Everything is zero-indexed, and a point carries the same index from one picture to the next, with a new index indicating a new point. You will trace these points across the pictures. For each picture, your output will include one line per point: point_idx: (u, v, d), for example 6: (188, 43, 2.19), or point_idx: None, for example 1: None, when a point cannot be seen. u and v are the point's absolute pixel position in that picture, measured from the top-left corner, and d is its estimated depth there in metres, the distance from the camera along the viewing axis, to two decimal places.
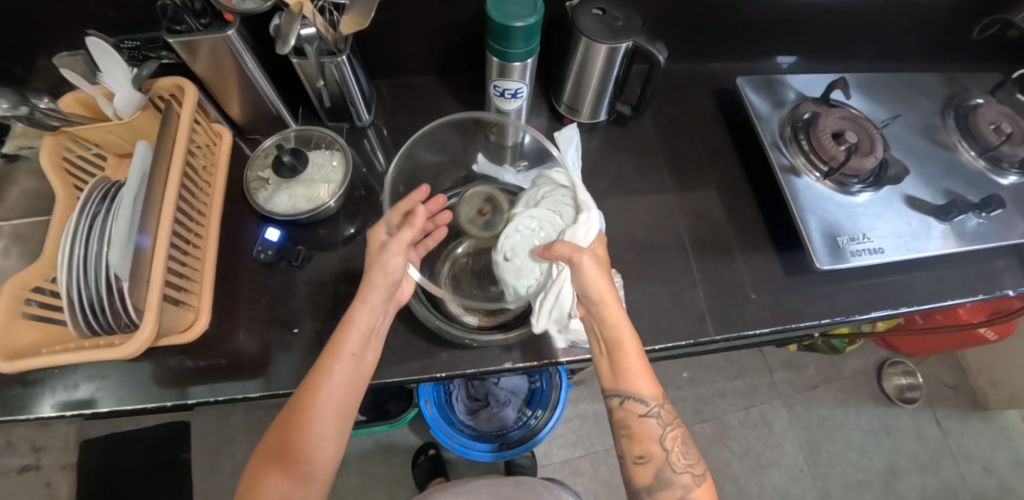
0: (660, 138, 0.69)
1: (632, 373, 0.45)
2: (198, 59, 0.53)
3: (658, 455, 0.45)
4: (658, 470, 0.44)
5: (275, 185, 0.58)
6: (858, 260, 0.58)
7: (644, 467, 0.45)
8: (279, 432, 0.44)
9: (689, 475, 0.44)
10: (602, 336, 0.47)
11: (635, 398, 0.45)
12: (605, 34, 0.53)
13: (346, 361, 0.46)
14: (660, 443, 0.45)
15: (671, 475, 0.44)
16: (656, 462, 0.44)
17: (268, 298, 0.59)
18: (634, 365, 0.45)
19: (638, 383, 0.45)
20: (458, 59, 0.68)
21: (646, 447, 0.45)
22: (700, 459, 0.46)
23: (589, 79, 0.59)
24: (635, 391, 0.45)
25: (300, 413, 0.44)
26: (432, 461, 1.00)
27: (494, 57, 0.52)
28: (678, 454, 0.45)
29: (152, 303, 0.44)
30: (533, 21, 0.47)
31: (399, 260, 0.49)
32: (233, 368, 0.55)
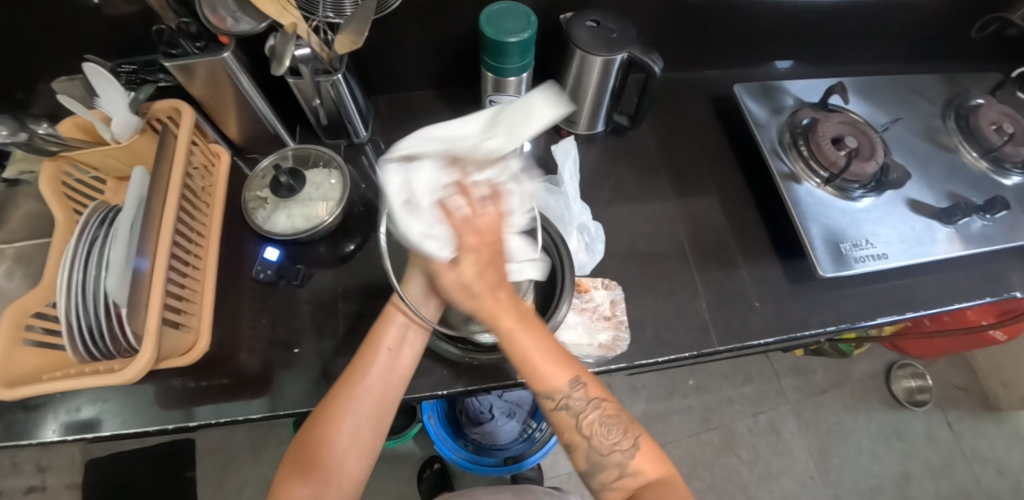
0: (658, 148, 0.69)
1: (535, 361, 0.39)
2: (195, 81, 0.53)
3: (580, 442, 0.40)
4: (586, 455, 0.40)
5: (273, 204, 0.57)
6: (862, 266, 0.57)
7: (574, 450, 0.41)
8: (311, 431, 0.43)
9: (620, 452, 0.40)
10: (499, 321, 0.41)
11: (543, 397, 0.40)
12: (600, 46, 0.53)
13: (384, 355, 0.45)
14: (580, 432, 0.40)
15: (601, 458, 0.40)
16: (579, 447, 0.40)
17: (268, 318, 0.59)
18: (542, 362, 0.39)
19: (542, 375, 0.39)
20: (454, 74, 0.68)
21: (568, 437, 0.41)
22: (630, 416, 0.41)
23: (585, 91, 0.59)
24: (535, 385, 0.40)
25: (336, 415, 0.43)
26: (438, 474, 1.00)
27: (489, 72, 0.52)
28: (599, 431, 0.40)
29: (151, 330, 0.44)
30: (527, 36, 0.47)
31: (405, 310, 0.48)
32: (234, 388, 0.55)
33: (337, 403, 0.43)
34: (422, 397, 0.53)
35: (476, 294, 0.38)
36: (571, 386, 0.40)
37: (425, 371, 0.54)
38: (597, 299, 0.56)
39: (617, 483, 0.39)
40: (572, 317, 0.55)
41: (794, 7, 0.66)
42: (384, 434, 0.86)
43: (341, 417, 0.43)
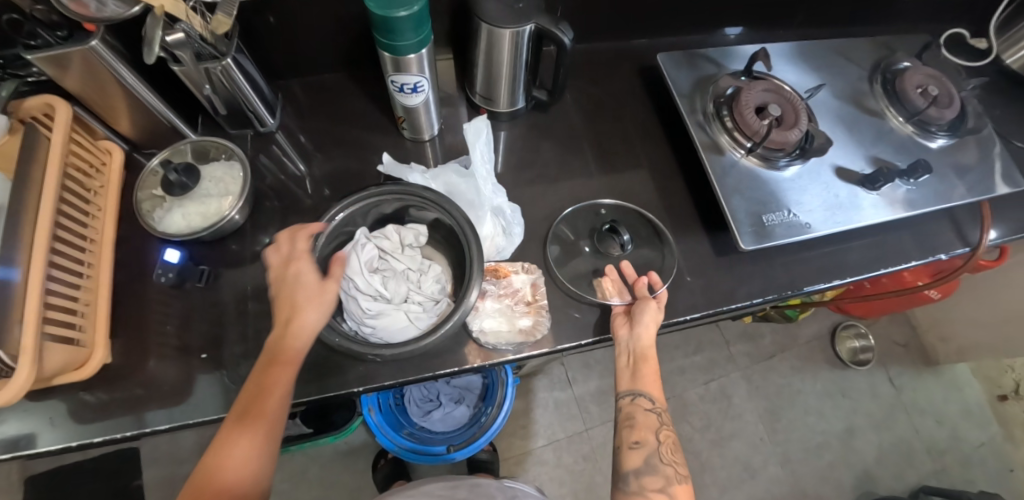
0: (585, 123, 0.66)
1: (651, 372, 0.49)
2: (69, 73, 0.48)
3: (652, 442, 0.46)
4: (648, 455, 0.45)
5: (169, 203, 0.53)
6: (783, 237, 0.57)
7: (637, 452, 0.46)
8: (246, 399, 0.42)
9: (676, 470, 0.45)
10: (630, 350, 0.50)
11: (644, 395, 0.48)
12: (506, 18, 0.50)
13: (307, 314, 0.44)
14: (657, 434, 0.46)
15: (658, 462, 0.45)
16: (649, 447, 0.45)
17: (176, 323, 0.55)
18: (650, 372, 0.49)
19: (652, 384, 0.49)
20: (366, 52, 0.64)
21: (642, 433, 0.46)
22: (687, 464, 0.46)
23: (499, 66, 0.56)
24: (646, 388, 0.48)
25: (268, 379, 0.42)
26: (391, 463, 0.99)
27: (384, 52, 0.48)
28: (669, 444, 0.47)
29: (27, 344, 0.41)
30: (418, 9, 0.44)
31: (308, 318, 0.44)
32: (143, 399, 0.52)
33: (275, 366, 0.43)
34: (338, 395, 0.49)
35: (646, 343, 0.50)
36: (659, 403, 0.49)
37: (341, 368, 0.50)
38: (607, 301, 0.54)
39: (659, 493, 0.43)
40: (488, 304, 0.52)
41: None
42: (324, 430, 0.84)
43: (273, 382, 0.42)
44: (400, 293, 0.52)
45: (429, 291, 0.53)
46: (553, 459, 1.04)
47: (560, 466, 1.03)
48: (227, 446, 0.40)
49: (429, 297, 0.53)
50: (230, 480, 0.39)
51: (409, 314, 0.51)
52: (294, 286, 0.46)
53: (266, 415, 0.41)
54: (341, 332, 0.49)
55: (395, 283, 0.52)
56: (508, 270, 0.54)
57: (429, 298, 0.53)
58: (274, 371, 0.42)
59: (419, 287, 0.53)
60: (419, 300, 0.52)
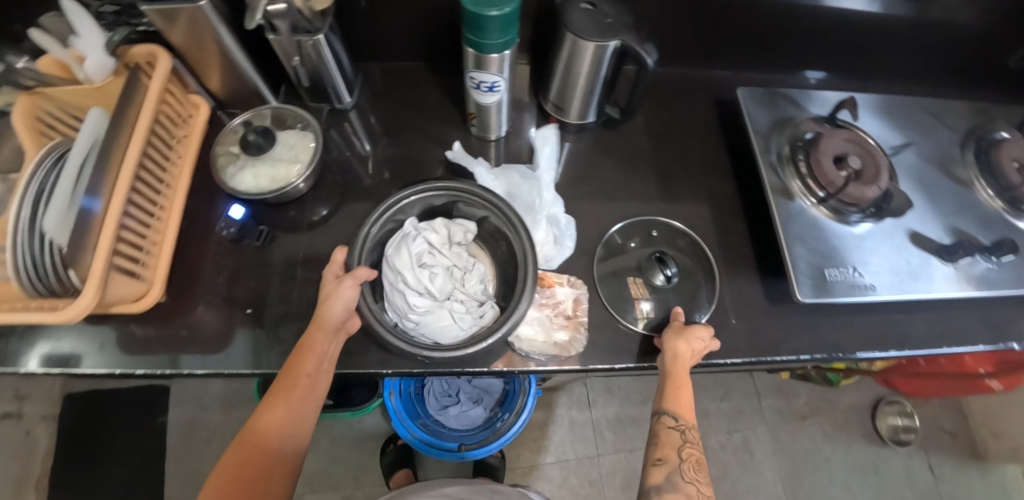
0: (652, 146, 0.65)
1: (682, 391, 0.48)
2: (175, 27, 0.51)
3: (674, 460, 0.45)
4: (670, 473, 0.44)
5: (242, 162, 0.56)
6: (844, 295, 0.54)
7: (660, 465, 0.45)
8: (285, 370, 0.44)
9: (698, 490, 0.44)
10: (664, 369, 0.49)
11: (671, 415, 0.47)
12: (593, 31, 0.50)
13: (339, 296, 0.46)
14: (679, 451, 0.45)
15: (677, 479, 0.44)
16: (671, 465, 0.45)
17: (228, 276, 0.58)
18: (682, 391, 0.48)
19: (683, 402, 0.47)
20: (447, 47, 0.66)
21: (666, 450, 0.46)
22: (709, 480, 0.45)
23: (576, 77, 0.56)
24: (675, 406, 0.47)
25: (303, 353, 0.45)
26: (399, 449, 1.00)
27: (469, 48, 0.49)
28: (693, 462, 0.45)
29: (99, 271, 0.44)
30: (510, 11, 0.44)
31: (339, 303, 0.46)
32: (187, 342, 0.54)
33: (310, 343, 0.45)
34: (368, 373, 0.51)
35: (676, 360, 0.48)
36: (688, 421, 0.47)
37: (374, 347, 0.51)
38: (641, 312, 0.54)
39: None
40: (528, 311, 0.52)
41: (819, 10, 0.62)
42: (343, 404, 0.85)
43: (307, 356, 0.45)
44: (448, 291, 0.52)
45: (475, 292, 0.54)
46: (558, 478, 1.02)
47: (563, 487, 1.01)
48: (265, 411, 0.43)
49: (474, 298, 0.53)
50: (278, 440, 0.42)
51: (453, 313, 0.51)
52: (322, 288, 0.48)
53: (302, 388, 0.44)
54: (387, 326, 0.48)
55: (441, 277, 0.52)
56: (553, 279, 0.54)
57: (475, 298, 0.53)
58: (308, 351, 0.45)
59: (465, 286, 0.54)
60: (463, 299, 0.52)
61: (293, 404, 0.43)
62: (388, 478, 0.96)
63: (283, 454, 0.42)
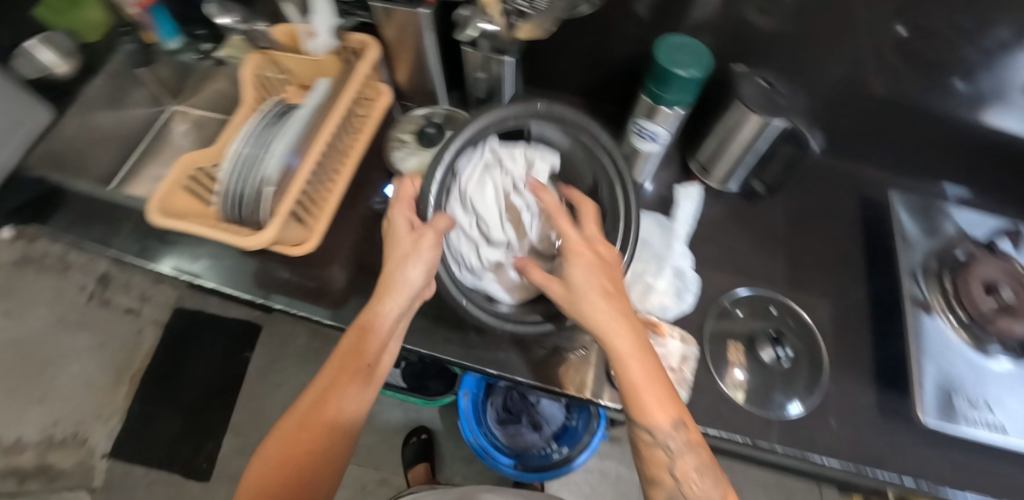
0: (786, 225, 0.65)
1: (643, 393, 0.40)
2: (391, 24, 0.59)
3: (667, 483, 0.40)
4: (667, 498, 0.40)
5: (411, 149, 0.62)
6: (976, 431, 0.50)
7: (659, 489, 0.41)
8: (347, 347, 0.45)
9: None
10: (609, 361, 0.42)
11: (667, 432, 0.40)
12: (763, 107, 0.53)
13: (409, 269, 0.46)
14: (671, 472, 0.40)
15: (665, 447, 0.40)
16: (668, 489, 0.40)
17: (367, 244, 0.64)
18: (651, 398, 0.40)
19: (661, 415, 0.40)
20: (610, 93, 0.72)
21: (658, 471, 0.40)
22: (683, 422, 0.40)
23: (731, 145, 0.59)
24: (660, 423, 0.40)
25: (366, 334, 0.46)
26: (421, 445, 1.03)
27: (645, 96, 0.54)
28: (690, 479, 0.40)
29: (280, 213, 0.51)
30: (697, 75, 0.48)
31: (410, 274, 0.46)
32: (321, 292, 0.61)
33: (373, 325, 0.46)
34: (472, 367, 0.53)
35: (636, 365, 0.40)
36: (693, 445, 0.40)
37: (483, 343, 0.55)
38: (736, 380, 0.55)
39: None
40: None
41: (986, 129, 0.60)
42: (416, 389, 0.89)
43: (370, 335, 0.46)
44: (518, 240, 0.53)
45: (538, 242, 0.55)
46: None
47: None
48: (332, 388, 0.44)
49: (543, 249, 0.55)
50: (340, 412, 0.44)
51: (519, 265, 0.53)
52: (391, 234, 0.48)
53: (365, 365, 0.45)
54: (465, 289, 0.51)
55: (545, 261, 0.52)
56: (663, 328, 0.55)
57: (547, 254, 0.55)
58: (370, 332, 0.46)
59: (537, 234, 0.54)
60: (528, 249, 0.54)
61: (358, 380, 0.44)
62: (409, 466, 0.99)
63: (351, 428, 0.44)
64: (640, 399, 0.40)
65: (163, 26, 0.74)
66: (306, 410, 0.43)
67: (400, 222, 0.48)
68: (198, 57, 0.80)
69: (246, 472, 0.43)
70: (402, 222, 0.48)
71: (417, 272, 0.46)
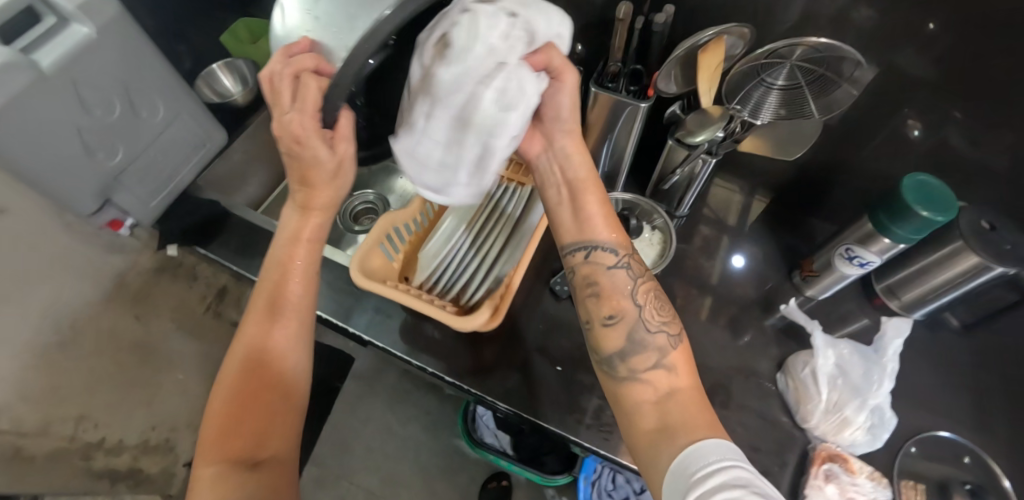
0: (975, 363, 0.61)
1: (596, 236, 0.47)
2: (597, 109, 0.58)
3: (659, 378, 0.42)
4: (648, 372, 0.42)
5: None
6: None
7: (613, 328, 0.45)
8: (264, 284, 0.50)
9: (661, 376, 0.42)
10: (604, 284, 0.46)
11: (602, 248, 0.46)
12: (987, 249, 0.51)
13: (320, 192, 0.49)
14: (653, 371, 0.42)
15: (644, 336, 0.43)
16: (655, 384, 0.42)
17: (532, 319, 0.63)
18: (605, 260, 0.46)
19: (624, 285, 0.46)
20: (794, 196, 0.72)
21: (649, 371, 0.42)
22: (674, 319, 0.46)
23: (935, 278, 0.57)
24: (632, 305, 0.45)
25: (281, 277, 0.50)
26: (501, 490, 0.98)
27: (869, 224, 0.53)
28: (652, 302, 0.46)
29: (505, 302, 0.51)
30: (942, 220, 0.46)
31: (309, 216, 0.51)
32: (486, 365, 0.59)
33: (287, 265, 0.50)
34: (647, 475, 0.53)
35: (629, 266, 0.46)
36: (681, 372, 0.42)
37: None
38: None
39: (645, 399, 0.41)
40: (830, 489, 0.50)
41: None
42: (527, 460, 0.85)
43: (289, 285, 0.50)
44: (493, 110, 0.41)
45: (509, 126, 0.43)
46: None
47: None
48: (261, 333, 0.47)
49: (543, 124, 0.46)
50: (281, 373, 0.47)
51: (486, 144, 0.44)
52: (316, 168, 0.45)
53: (276, 303, 0.49)
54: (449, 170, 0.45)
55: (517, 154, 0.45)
56: (854, 464, 0.52)
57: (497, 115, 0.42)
58: (297, 246, 0.51)
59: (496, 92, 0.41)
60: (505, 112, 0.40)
61: (273, 320, 0.48)
62: None
63: (287, 386, 0.47)
64: (558, 220, 0.49)
65: None
66: (249, 351, 0.47)
67: (314, 150, 0.43)
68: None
69: (205, 425, 0.44)
70: (294, 115, 0.41)
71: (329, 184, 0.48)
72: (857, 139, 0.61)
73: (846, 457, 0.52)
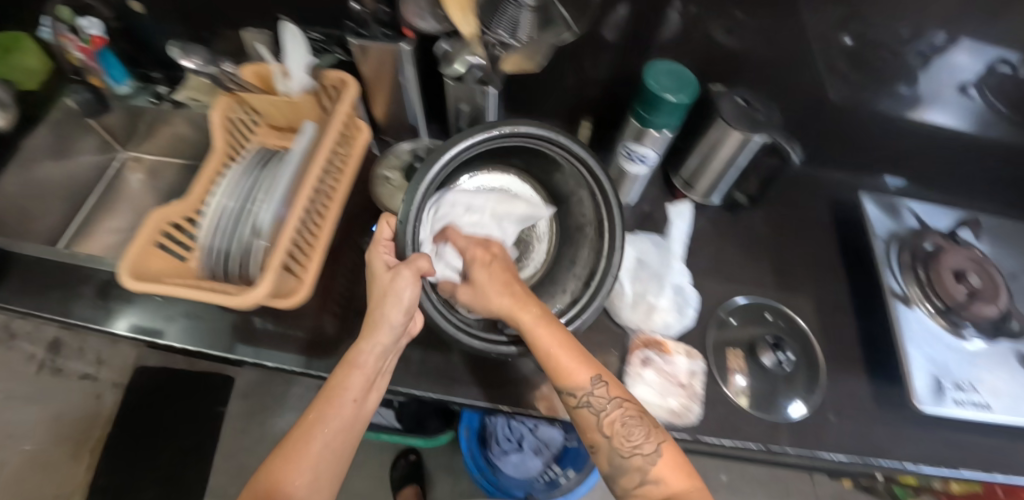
0: (769, 233, 0.68)
1: (559, 358, 0.44)
2: (367, 61, 0.58)
3: (601, 442, 0.44)
4: (608, 455, 0.44)
5: (398, 187, 0.62)
6: (961, 411, 0.53)
7: (597, 453, 0.45)
8: (317, 401, 0.44)
9: (642, 456, 0.43)
10: (603, 405, 0.44)
11: (594, 387, 0.44)
12: (745, 123, 0.55)
13: (393, 300, 0.44)
14: (601, 432, 0.44)
15: (623, 459, 0.43)
16: (603, 447, 0.44)
17: (360, 288, 0.62)
18: (563, 359, 0.44)
19: (578, 375, 0.44)
20: (604, 116, 0.74)
21: (592, 436, 0.44)
22: (649, 415, 0.44)
23: (715, 161, 0.61)
24: (585, 383, 0.44)
25: (338, 381, 0.44)
26: (408, 466, 1.06)
27: (634, 120, 0.54)
28: (620, 433, 0.43)
29: (307, 284, 0.55)
30: (684, 99, 0.49)
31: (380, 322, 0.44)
32: (312, 344, 0.58)
33: (353, 364, 0.45)
34: (481, 405, 0.54)
35: (568, 367, 0.44)
36: (670, 479, 0.42)
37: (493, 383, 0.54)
38: (738, 386, 0.56)
39: (641, 486, 0.42)
40: (647, 374, 0.54)
41: (917, 123, 0.67)
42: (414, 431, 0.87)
43: (338, 392, 0.44)
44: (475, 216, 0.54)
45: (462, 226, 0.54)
46: None
47: None
48: (297, 455, 0.41)
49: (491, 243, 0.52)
50: (293, 483, 0.41)
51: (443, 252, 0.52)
52: (382, 300, 0.44)
53: (338, 411, 0.43)
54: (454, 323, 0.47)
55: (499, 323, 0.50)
56: (670, 347, 0.56)
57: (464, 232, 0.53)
58: (354, 367, 0.45)
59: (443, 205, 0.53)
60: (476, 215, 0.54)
61: (312, 432, 0.42)
62: (399, 489, 1.04)
63: None
64: (551, 366, 0.45)
65: (112, 69, 0.72)
66: (269, 474, 0.41)
67: (378, 264, 0.46)
68: (153, 100, 0.78)
69: None
70: (387, 277, 0.45)
71: (401, 315, 0.44)
72: (638, 54, 0.62)
73: (657, 341, 0.56)
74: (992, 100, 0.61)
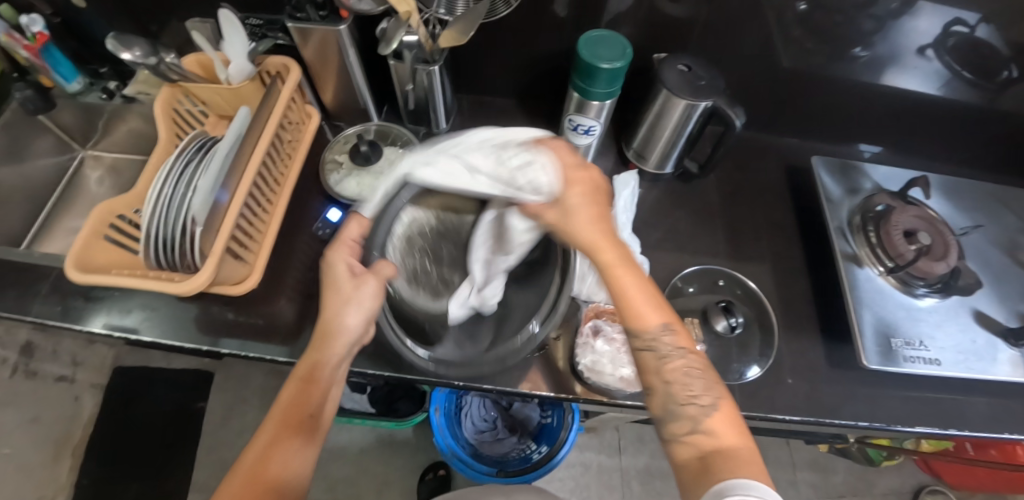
0: (723, 202, 0.69)
1: (635, 301, 0.38)
2: (309, 45, 0.57)
3: (659, 388, 0.38)
4: (668, 401, 0.37)
5: (348, 171, 0.62)
6: (910, 367, 0.54)
7: (653, 397, 0.38)
8: (283, 407, 0.41)
9: (703, 404, 0.36)
10: (658, 358, 0.38)
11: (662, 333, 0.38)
12: (687, 90, 0.54)
13: (357, 307, 0.43)
14: (664, 377, 0.38)
15: (678, 406, 0.36)
16: (662, 393, 0.38)
17: (315, 274, 0.62)
18: (640, 302, 0.39)
19: (646, 316, 0.38)
20: (558, 92, 0.74)
21: (650, 378, 0.38)
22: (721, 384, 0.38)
23: (662, 131, 0.61)
24: (655, 326, 0.38)
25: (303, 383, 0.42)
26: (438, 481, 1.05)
27: (575, 92, 0.54)
28: (681, 380, 0.37)
29: (259, 269, 0.57)
30: (619, 66, 0.49)
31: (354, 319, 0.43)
32: (267, 329, 0.58)
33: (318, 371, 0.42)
34: (433, 383, 0.52)
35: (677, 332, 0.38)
36: (724, 435, 0.35)
37: None
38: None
39: (693, 440, 0.35)
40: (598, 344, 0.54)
41: (870, 87, 0.67)
42: (387, 414, 0.88)
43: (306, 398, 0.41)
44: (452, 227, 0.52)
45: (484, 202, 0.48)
46: None
47: None
48: (273, 460, 0.38)
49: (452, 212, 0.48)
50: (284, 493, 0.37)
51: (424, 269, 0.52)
52: (341, 298, 0.44)
53: (305, 415, 0.40)
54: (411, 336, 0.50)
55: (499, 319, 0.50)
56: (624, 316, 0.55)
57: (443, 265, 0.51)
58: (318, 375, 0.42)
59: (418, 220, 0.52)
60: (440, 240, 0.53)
61: (294, 443, 0.39)
62: None
63: None
64: (624, 296, 0.39)
65: (60, 67, 0.72)
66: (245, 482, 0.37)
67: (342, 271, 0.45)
68: (103, 96, 0.78)
69: None
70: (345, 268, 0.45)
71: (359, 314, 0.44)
72: (587, 30, 0.62)
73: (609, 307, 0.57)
74: (946, 60, 0.61)
